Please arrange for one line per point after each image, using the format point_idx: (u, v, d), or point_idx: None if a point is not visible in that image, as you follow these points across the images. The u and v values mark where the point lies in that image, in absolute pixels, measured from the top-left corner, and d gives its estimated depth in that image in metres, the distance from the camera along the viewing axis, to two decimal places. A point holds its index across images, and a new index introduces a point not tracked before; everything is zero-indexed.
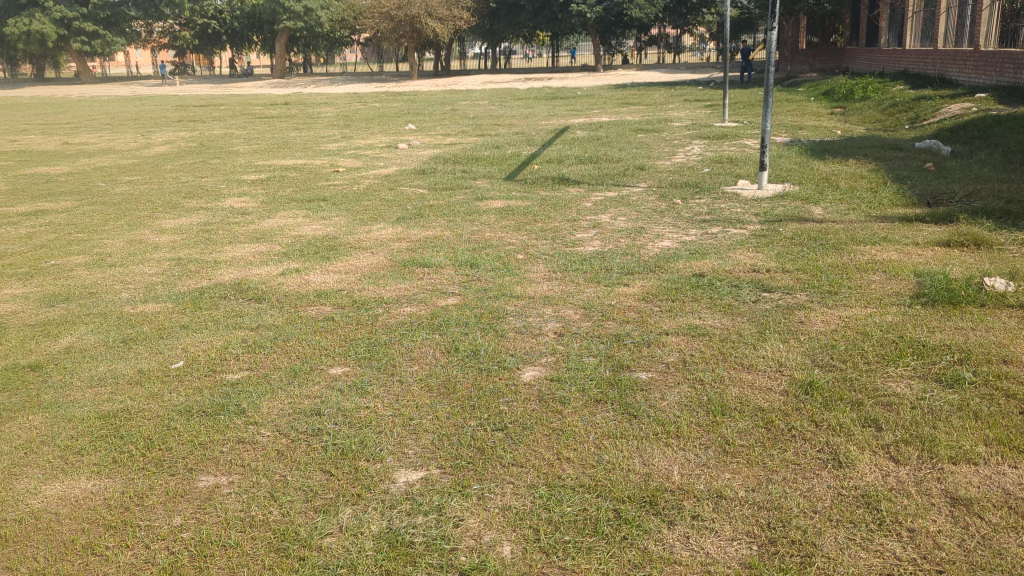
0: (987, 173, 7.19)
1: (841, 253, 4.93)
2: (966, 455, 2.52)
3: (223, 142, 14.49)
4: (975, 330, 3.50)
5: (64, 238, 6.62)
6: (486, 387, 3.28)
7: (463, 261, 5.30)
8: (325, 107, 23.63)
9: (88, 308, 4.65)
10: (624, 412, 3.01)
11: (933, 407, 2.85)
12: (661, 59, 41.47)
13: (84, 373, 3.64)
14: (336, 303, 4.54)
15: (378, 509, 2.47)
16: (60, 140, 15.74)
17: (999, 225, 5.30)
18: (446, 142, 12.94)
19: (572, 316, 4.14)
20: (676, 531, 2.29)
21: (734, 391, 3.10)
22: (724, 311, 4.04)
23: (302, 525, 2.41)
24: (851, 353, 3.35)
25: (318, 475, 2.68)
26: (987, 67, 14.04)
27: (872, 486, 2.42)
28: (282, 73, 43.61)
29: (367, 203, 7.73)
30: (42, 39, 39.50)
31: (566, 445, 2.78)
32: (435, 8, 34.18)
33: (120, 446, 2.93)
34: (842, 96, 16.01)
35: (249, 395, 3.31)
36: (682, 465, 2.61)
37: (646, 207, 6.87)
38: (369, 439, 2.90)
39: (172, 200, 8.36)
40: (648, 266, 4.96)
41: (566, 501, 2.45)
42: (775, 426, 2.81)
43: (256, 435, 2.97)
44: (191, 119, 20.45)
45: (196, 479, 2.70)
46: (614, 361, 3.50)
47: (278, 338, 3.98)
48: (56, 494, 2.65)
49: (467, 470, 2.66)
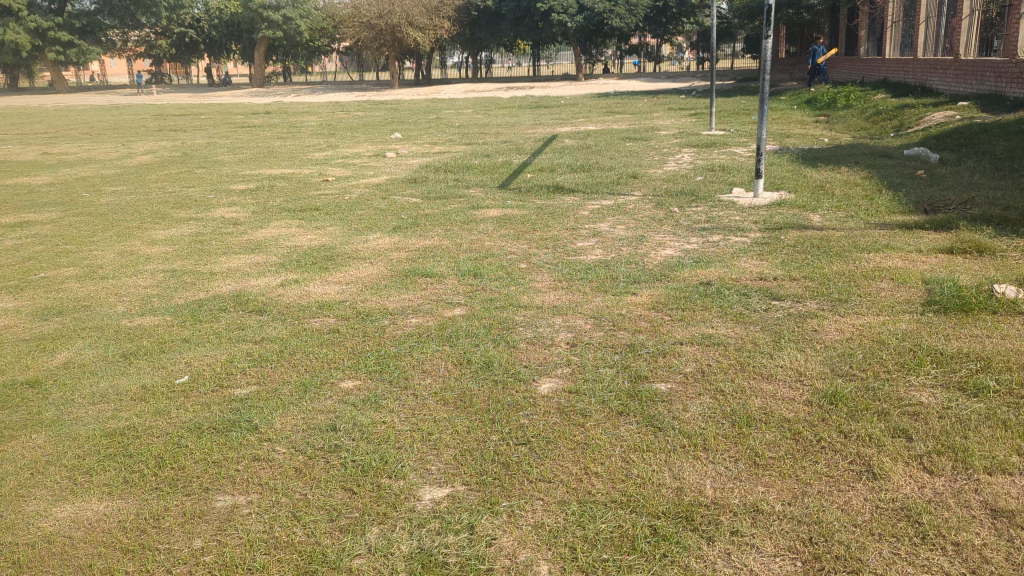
0: (978, 180, 7.28)
1: (847, 261, 4.94)
2: (1001, 466, 2.51)
3: (207, 151, 14.34)
4: (991, 338, 3.51)
5: (53, 250, 6.49)
6: (504, 399, 3.22)
7: (466, 271, 5.24)
8: (306, 116, 23.37)
9: (26, 333, 4.40)
10: (648, 424, 2.96)
11: (961, 416, 2.85)
12: (643, 70, 41.75)
13: (56, 402, 3.42)
14: (340, 314, 4.47)
15: (389, 543, 2.32)
16: (38, 150, 15.48)
17: (999, 233, 5.35)
18: (435, 150, 12.86)
19: (566, 332, 4.01)
20: (715, 548, 2.24)
21: (757, 401, 3.07)
22: (737, 320, 4.02)
23: (310, 558, 2.28)
24: (870, 362, 3.35)
25: (341, 493, 2.60)
26: (967, 75, 14.30)
27: (910, 498, 2.40)
28: (259, 82, 43.16)
29: (361, 212, 7.66)
30: (15, 47, 38.54)
31: (593, 459, 2.73)
32: (416, 16, 34.12)
33: (130, 466, 2.83)
34: (825, 105, 16.21)
35: (261, 411, 3.21)
36: (714, 479, 2.57)
37: (612, 219, 6.78)
38: (390, 454, 2.82)
39: (160, 210, 8.22)
40: (629, 279, 4.89)
41: (588, 531, 2.34)
42: (803, 438, 2.78)
43: (272, 452, 2.88)
44: (170, 128, 20.23)
45: (213, 499, 2.61)
46: (632, 371, 3.45)
47: (255, 359, 3.81)
48: (67, 516, 2.54)
49: (494, 487, 2.59)
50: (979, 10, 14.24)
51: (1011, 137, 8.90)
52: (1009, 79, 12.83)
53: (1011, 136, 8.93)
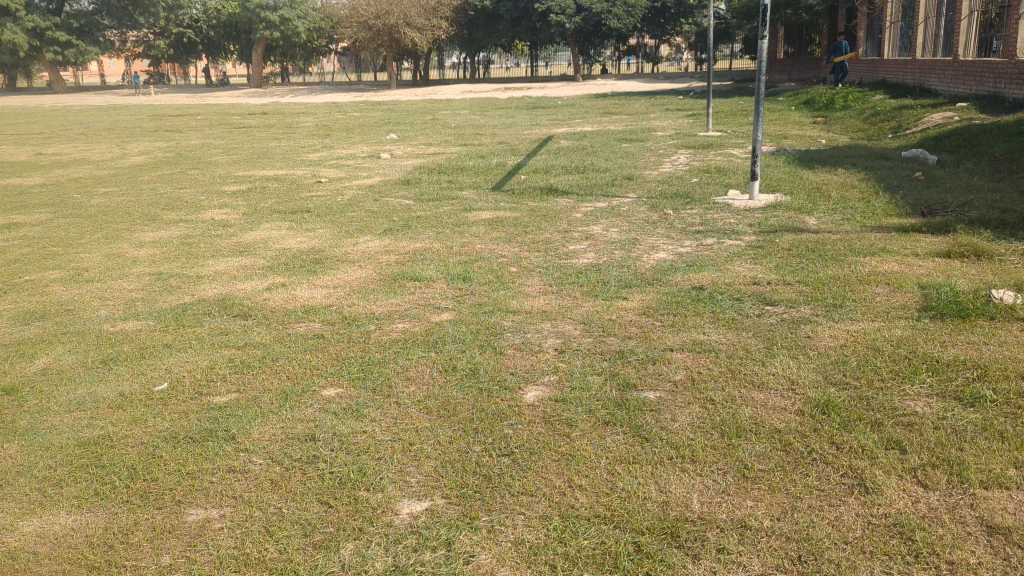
0: (976, 182, 7.21)
1: (842, 265, 4.87)
2: (998, 480, 2.43)
3: (201, 152, 14.24)
4: (988, 345, 3.43)
5: (39, 252, 6.39)
6: (489, 408, 3.14)
7: (456, 275, 5.16)
8: (303, 117, 23.24)
9: (8, 336, 4.31)
10: (635, 434, 2.88)
11: (956, 427, 2.76)
12: (641, 70, 41.71)
13: (31, 409, 3.33)
14: (326, 320, 4.38)
15: (363, 561, 2.24)
16: (31, 151, 15.37)
17: (998, 236, 5.29)
18: (430, 152, 12.76)
19: (554, 338, 3.93)
20: (701, 566, 2.16)
21: (747, 411, 2.99)
22: (729, 326, 3.94)
23: None
24: (864, 370, 3.27)
25: (316, 506, 2.52)
26: (966, 76, 14.22)
27: (904, 513, 2.32)
28: (257, 82, 43.00)
29: (353, 214, 7.57)
30: (12, 48, 38.41)
31: (577, 472, 2.65)
32: (414, 17, 34.08)
33: (102, 477, 2.74)
34: (823, 105, 16.14)
35: (239, 420, 3.13)
36: (701, 492, 2.49)
37: (608, 221, 6.69)
38: (369, 466, 2.74)
39: (150, 212, 8.12)
40: (622, 283, 4.80)
41: (570, 548, 2.26)
42: (794, 450, 2.70)
43: (248, 463, 2.80)
44: (165, 128, 20.08)
45: (185, 512, 2.53)
46: (621, 379, 3.36)
47: (235, 366, 3.72)
48: (33, 531, 2.46)
49: (474, 501, 2.51)
50: (979, 11, 14.18)
51: (1010, 139, 8.84)
52: (1008, 80, 12.75)
53: (1010, 138, 8.87)
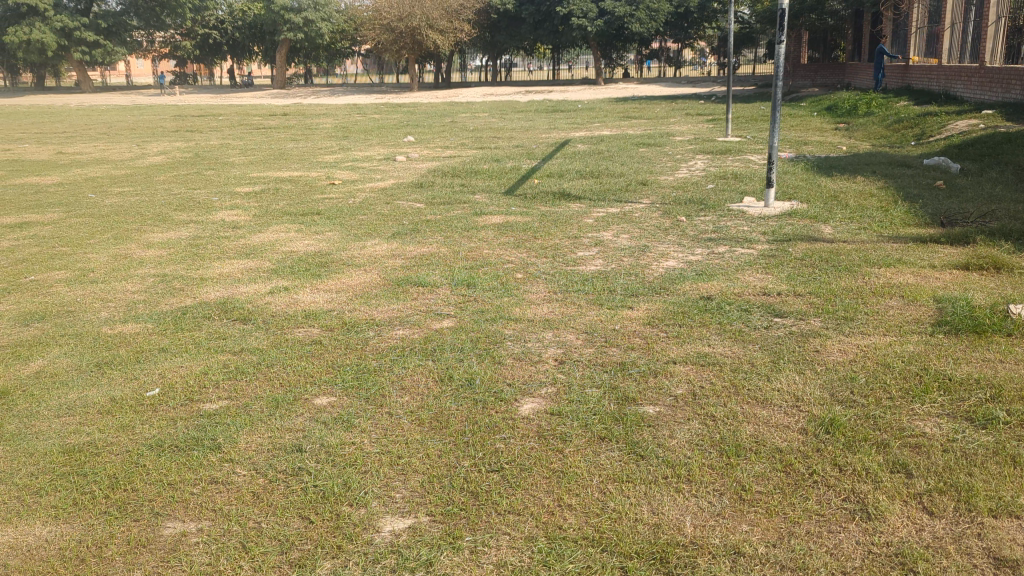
0: (1000, 192, 7.01)
1: (856, 276, 4.72)
2: (1008, 508, 2.30)
3: (219, 152, 14.31)
4: (1004, 363, 3.29)
5: (48, 252, 6.41)
6: (482, 421, 3.05)
7: (460, 280, 5.08)
8: (323, 118, 23.32)
9: (8, 337, 4.32)
10: (630, 451, 2.78)
11: (967, 451, 2.63)
12: (663, 75, 41.44)
13: (21, 413, 3.31)
14: (324, 325, 4.32)
15: None
16: (53, 150, 15.56)
17: (1019, 248, 5.11)
18: (445, 154, 12.71)
19: (555, 348, 3.83)
20: None
21: (748, 429, 2.88)
22: (736, 338, 3.83)
23: None
24: (873, 388, 3.13)
25: (296, 521, 2.45)
26: (992, 83, 13.91)
27: (907, 543, 2.20)
28: (280, 84, 43.35)
29: (363, 217, 7.54)
30: (42, 47, 39.08)
31: (567, 490, 2.56)
32: (436, 20, 34.19)
33: (82, 487, 2.70)
34: (846, 111, 15.88)
35: (226, 429, 3.08)
36: (695, 514, 2.39)
37: (619, 227, 6.59)
38: (354, 479, 2.67)
39: (162, 212, 8.15)
40: (629, 292, 4.69)
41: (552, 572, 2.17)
42: (794, 470, 2.59)
43: (231, 474, 2.74)
44: (186, 128, 20.23)
45: (162, 525, 2.47)
46: (619, 393, 3.26)
47: (229, 372, 3.66)
48: (7, 541, 2.42)
49: (458, 519, 2.43)
50: (1007, 17, 13.91)
51: None
52: None
53: None
